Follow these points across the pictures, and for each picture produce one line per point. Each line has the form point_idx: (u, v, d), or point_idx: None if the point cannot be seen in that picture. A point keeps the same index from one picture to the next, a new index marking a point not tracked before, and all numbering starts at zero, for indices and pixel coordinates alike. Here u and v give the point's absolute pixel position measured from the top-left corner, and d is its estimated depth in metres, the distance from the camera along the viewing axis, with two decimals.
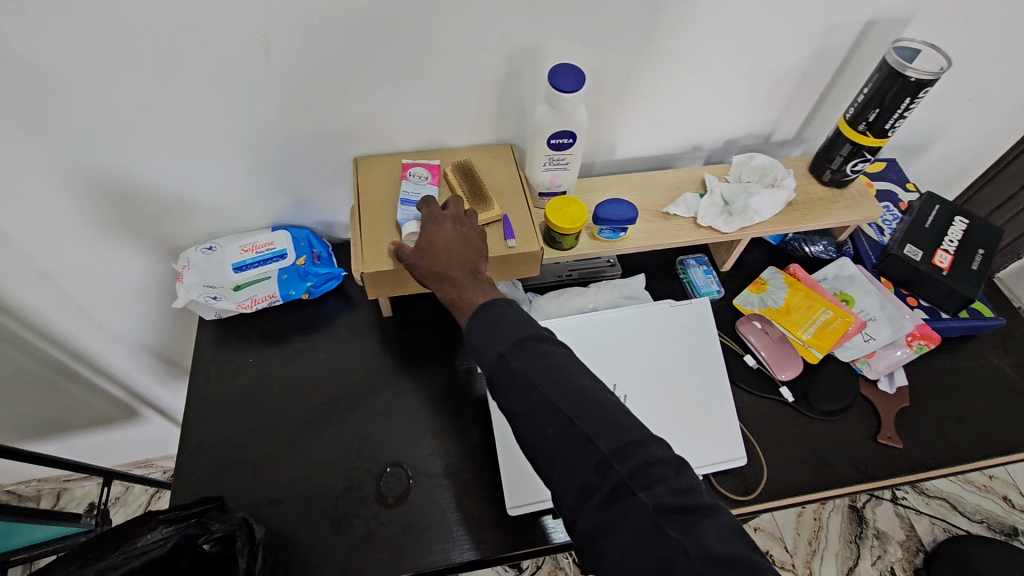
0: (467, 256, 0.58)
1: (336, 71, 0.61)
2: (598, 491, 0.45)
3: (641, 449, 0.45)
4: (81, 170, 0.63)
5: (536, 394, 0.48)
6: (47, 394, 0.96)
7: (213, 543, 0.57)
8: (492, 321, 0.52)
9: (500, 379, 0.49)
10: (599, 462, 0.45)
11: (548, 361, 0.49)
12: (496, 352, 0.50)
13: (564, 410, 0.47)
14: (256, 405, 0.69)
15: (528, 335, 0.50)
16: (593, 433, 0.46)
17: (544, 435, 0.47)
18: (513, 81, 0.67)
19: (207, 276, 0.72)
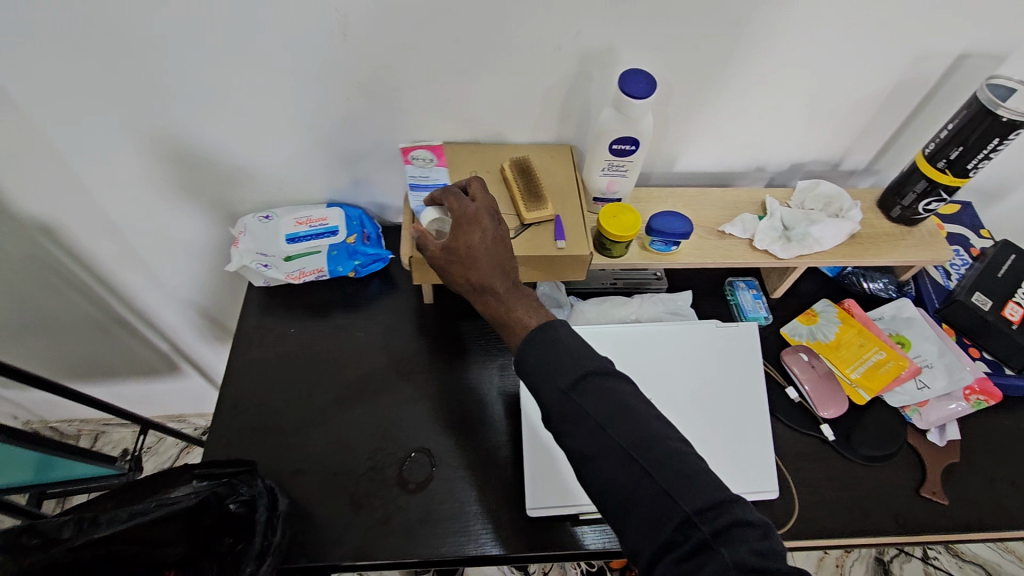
0: (498, 261, 0.56)
1: (408, 56, 0.62)
2: (674, 543, 0.44)
3: (727, 509, 0.44)
4: (156, 129, 0.66)
5: (605, 435, 0.47)
6: (99, 338, 1.01)
7: (238, 504, 0.60)
8: (549, 349, 0.50)
9: (564, 417, 0.48)
10: (680, 521, 0.44)
11: (617, 399, 0.48)
12: (559, 388, 0.49)
13: (639, 461, 0.46)
14: (292, 375, 0.71)
15: (591, 371, 0.49)
16: (676, 492, 0.45)
17: (617, 487, 0.46)
18: (582, 81, 0.67)
19: (261, 244, 0.74)
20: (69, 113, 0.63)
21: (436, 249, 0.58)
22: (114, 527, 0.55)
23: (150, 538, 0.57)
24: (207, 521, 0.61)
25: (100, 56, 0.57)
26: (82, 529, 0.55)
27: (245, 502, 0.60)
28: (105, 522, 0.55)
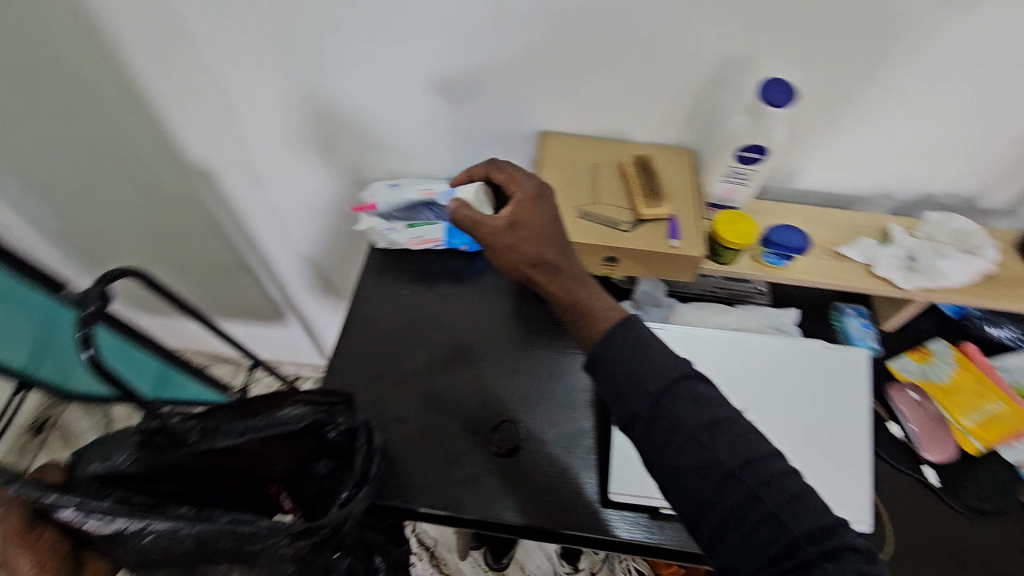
0: (556, 235, 0.61)
1: (550, 47, 0.66)
2: (779, 561, 0.44)
3: (835, 534, 0.44)
4: (315, 91, 0.74)
5: (709, 453, 0.47)
6: (225, 277, 1.13)
7: (337, 433, 0.65)
8: (633, 351, 0.52)
9: (654, 424, 0.50)
10: (789, 544, 0.44)
11: (708, 409, 0.49)
12: (650, 391, 0.50)
13: (745, 482, 0.46)
14: (399, 334, 0.76)
15: (682, 376, 0.50)
16: (787, 517, 0.45)
17: (717, 506, 0.46)
18: (715, 87, 0.67)
19: (387, 208, 0.80)
20: (249, 72, 0.72)
21: (499, 226, 0.61)
22: (230, 440, 0.64)
23: (256, 449, 0.66)
24: (310, 442, 0.67)
25: (283, 18, 0.66)
26: (204, 435, 0.64)
27: (344, 431, 0.65)
28: (222, 433, 0.63)
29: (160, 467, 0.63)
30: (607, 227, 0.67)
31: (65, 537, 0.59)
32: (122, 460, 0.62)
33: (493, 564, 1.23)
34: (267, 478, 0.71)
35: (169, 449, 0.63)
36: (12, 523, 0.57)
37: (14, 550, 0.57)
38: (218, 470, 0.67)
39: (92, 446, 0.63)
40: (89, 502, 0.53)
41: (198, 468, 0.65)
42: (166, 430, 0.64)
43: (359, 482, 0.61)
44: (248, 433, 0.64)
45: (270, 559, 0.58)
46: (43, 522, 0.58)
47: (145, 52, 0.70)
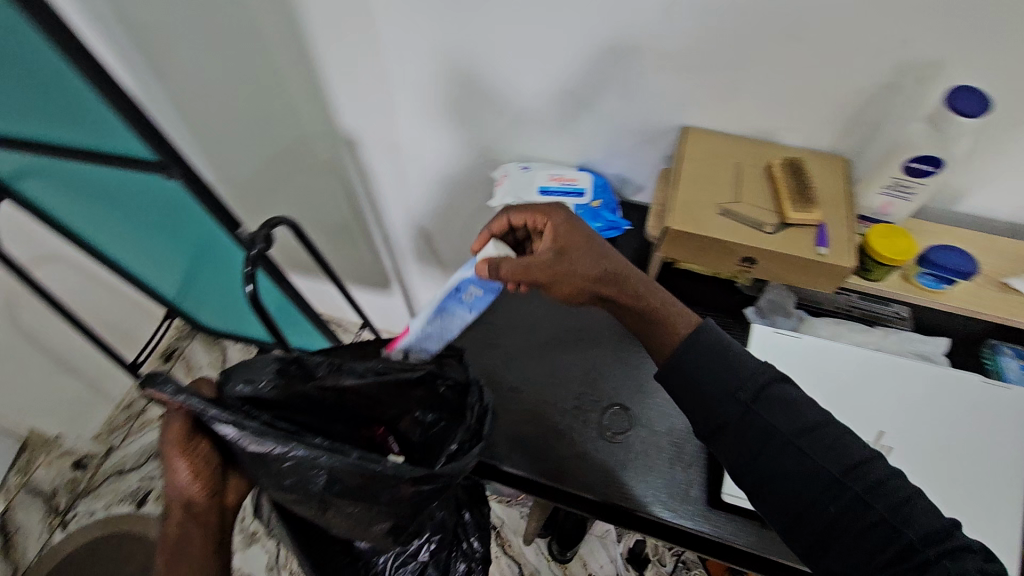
0: (600, 253, 0.60)
1: (716, 39, 0.64)
2: (893, 564, 0.43)
3: (949, 535, 0.43)
4: (470, 69, 0.77)
5: (808, 459, 0.47)
6: (346, 241, 1.21)
7: (447, 387, 0.70)
8: (718, 355, 0.53)
9: (746, 432, 0.50)
10: (901, 548, 0.43)
11: (802, 413, 0.49)
12: (739, 397, 0.50)
13: (854, 488, 0.45)
14: (515, 310, 0.78)
15: (771, 381, 0.51)
16: (900, 521, 0.44)
17: (822, 515, 0.46)
18: (888, 93, 0.63)
19: (516, 188, 0.82)
20: (413, 46, 0.76)
21: (545, 257, 0.60)
22: (356, 378, 0.67)
23: (372, 394, 0.68)
24: (417, 394, 0.70)
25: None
26: (331, 370, 0.67)
27: (456, 384, 0.70)
28: (348, 371, 0.67)
29: (291, 398, 0.65)
30: (751, 227, 0.65)
31: (215, 452, 0.62)
32: (261, 384, 0.63)
33: (557, 554, 1.22)
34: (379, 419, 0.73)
35: (300, 379, 0.65)
36: (177, 427, 0.60)
37: (175, 457, 0.59)
38: (338, 408, 0.69)
39: (236, 367, 0.64)
40: (243, 421, 0.57)
41: (322, 404, 0.67)
42: (298, 361, 0.66)
43: (472, 436, 0.66)
44: (370, 374, 0.67)
45: (389, 500, 0.61)
46: (200, 436, 0.61)
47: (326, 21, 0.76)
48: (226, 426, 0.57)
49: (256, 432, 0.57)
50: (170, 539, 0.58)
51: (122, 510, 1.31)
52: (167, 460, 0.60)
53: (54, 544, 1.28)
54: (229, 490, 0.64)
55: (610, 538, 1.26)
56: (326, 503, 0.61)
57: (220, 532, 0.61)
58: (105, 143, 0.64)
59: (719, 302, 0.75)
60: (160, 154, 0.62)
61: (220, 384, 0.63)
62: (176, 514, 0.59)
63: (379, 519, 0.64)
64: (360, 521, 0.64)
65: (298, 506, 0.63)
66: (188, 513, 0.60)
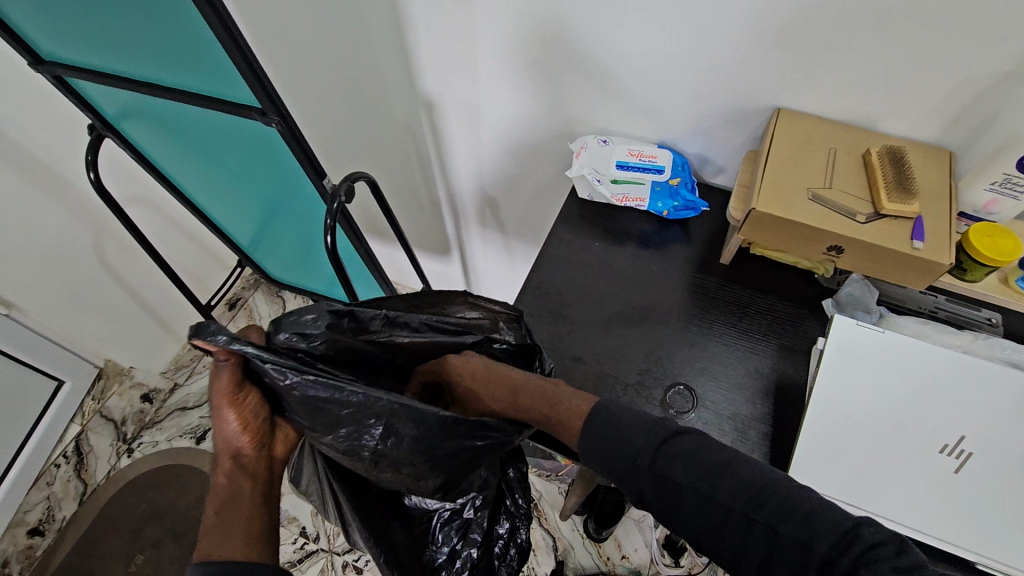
0: (491, 391, 0.61)
1: (821, 16, 0.62)
2: None
3: (857, 537, 0.42)
4: (557, 37, 0.77)
5: (716, 505, 0.46)
6: (412, 203, 1.23)
7: (499, 347, 0.68)
8: (612, 429, 0.52)
9: (661, 496, 0.48)
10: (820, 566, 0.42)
11: (700, 460, 0.48)
12: (640, 467, 0.49)
13: (759, 519, 0.44)
14: (585, 280, 0.78)
15: (663, 441, 0.50)
16: (807, 537, 0.43)
17: (751, 553, 0.44)
18: (1009, 83, 0.60)
19: (595, 161, 0.82)
20: (501, 11, 0.77)
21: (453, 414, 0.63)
22: (410, 334, 0.65)
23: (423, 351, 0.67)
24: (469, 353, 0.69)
25: None
26: (386, 325, 0.64)
27: (509, 346, 0.67)
28: (403, 326, 0.65)
29: (340, 352, 0.62)
30: (842, 214, 0.63)
31: (263, 404, 0.57)
32: (313, 338, 0.58)
33: (593, 533, 1.23)
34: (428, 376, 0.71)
35: (351, 334, 0.62)
36: (224, 378, 0.53)
37: (223, 406, 0.54)
38: (385, 364, 0.67)
39: (281, 318, 0.59)
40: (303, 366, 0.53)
41: (372, 356, 0.65)
42: (353, 314, 0.61)
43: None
44: (426, 327, 0.66)
45: (449, 451, 0.57)
46: (248, 385, 0.56)
47: None
48: (287, 373, 0.52)
49: (320, 381, 0.52)
50: (219, 491, 0.51)
51: (182, 444, 1.40)
52: (214, 410, 0.54)
53: (119, 470, 1.37)
54: (277, 440, 0.59)
55: (647, 523, 1.27)
56: (379, 455, 0.57)
57: (270, 484, 0.56)
58: (212, 86, 0.68)
59: (797, 292, 0.74)
60: (263, 101, 0.65)
61: (268, 334, 0.58)
62: (224, 464, 0.54)
63: (432, 476, 0.60)
64: (413, 475, 0.60)
65: (347, 460, 0.58)
66: (237, 464, 0.54)
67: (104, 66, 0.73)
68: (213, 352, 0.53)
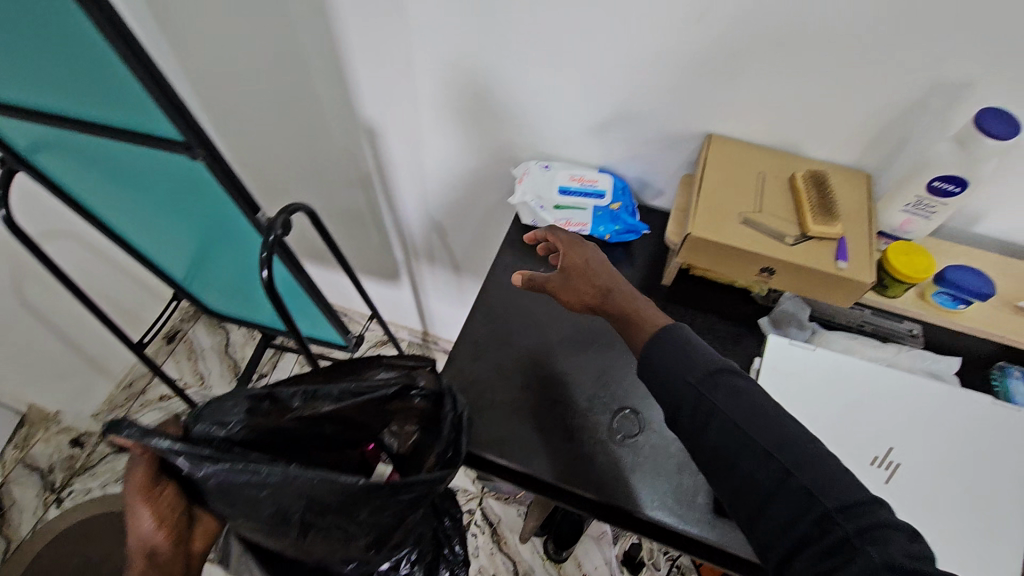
0: (601, 277, 0.66)
1: (744, 48, 0.65)
2: (817, 547, 0.43)
3: (869, 511, 0.43)
4: (494, 66, 0.78)
5: (741, 434, 0.48)
6: (357, 228, 1.21)
7: (421, 398, 0.66)
8: (678, 350, 0.54)
9: (694, 416, 0.51)
10: (820, 517, 0.43)
11: (746, 399, 0.49)
12: (689, 381, 0.51)
13: (779, 460, 0.46)
14: (530, 307, 0.78)
15: (719, 367, 0.52)
16: (818, 491, 0.44)
17: (752, 488, 0.47)
18: (916, 111, 0.64)
19: (537, 187, 0.83)
20: (436, 41, 0.77)
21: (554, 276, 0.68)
22: (333, 405, 0.61)
23: (353, 416, 0.65)
24: (393, 408, 0.67)
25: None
26: (307, 399, 0.61)
27: (428, 394, 0.66)
28: (324, 397, 0.61)
29: (265, 433, 0.60)
30: (771, 237, 0.65)
31: (182, 497, 0.55)
32: (232, 425, 0.58)
33: (553, 553, 1.23)
34: (361, 439, 0.70)
35: (274, 415, 0.60)
36: (139, 474, 0.52)
37: (137, 504, 0.52)
38: (314, 436, 0.65)
39: (204, 407, 0.59)
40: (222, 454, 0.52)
41: (297, 433, 0.63)
42: (271, 395, 0.60)
43: (451, 451, 0.64)
44: (346, 397, 0.62)
45: (378, 506, 0.56)
46: (167, 478, 0.54)
47: (352, 12, 0.76)
48: (202, 464, 0.51)
49: (243, 468, 0.51)
50: None
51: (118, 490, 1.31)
52: (128, 510, 0.52)
53: (48, 522, 1.27)
54: (197, 534, 0.56)
55: (606, 539, 1.27)
56: (306, 527, 0.55)
57: None
58: (130, 119, 0.64)
59: (736, 312, 0.76)
60: (187, 135, 0.62)
61: (186, 428, 0.58)
62: (137, 564, 0.51)
63: (361, 534, 0.58)
64: (343, 536, 0.57)
65: (270, 539, 0.56)
66: (151, 564, 0.51)
67: (10, 97, 0.69)
68: (127, 447, 0.52)
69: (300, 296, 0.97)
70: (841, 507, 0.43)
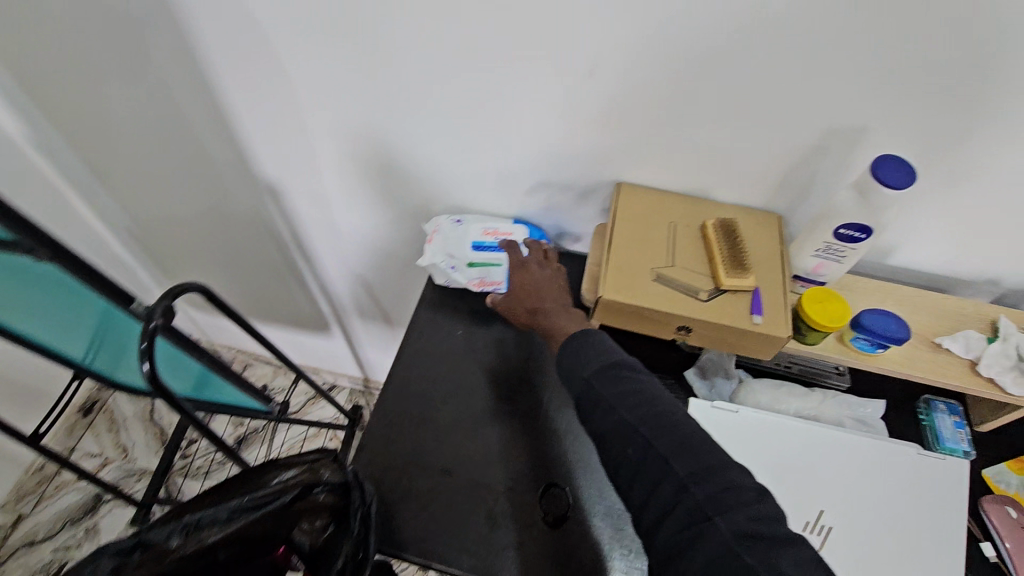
0: (537, 296, 0.68)
1: (641, 101, 0.62)
2: (674, 519, 0.44)
3: (720, 477, 0.44)
4: (390, 127, 0.73)
5: (615, 415, 0.49)
6: (278, 285, 1.14)
7: (325, 493, 0.63)
8: (574, 346, 0.55)
9: (581, 404, 0.52)
10: (675, 485, 0.45)
11: (627, 384, 0.51)
12: (581, 375, 0.52)
13: (642, 432, 0.47)
14: (450, 379, 0.73)
15: (611, 361, 0.53)
16: (673, 461, 0.46)
17: (621, 466, 0.48)
18: (818, 155, 0.62)
19: (448, 245, 0.78)
20: (325, 105, 0.72)
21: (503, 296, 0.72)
22: (222, 529, 0.57)
23: (250, 534, 0.60)
24: (295, 510, 0.63)
25: (368, 58, 0.65)
26: (189, 532, 0.56)
27: (333, 487, 0.63)
28: (209, 524, 0.56)
29: None
30: (684, 293, 0.62)
31: None
32: None
33: None
34: (266, 547, 0.64)
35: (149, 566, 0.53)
36: None
37: None
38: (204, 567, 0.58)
39: None
40: None
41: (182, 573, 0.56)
42: (145, 541, 0.54)
43: (362, 548, 0.61)
44: (238, 514, 0.58)
45: None
46: None
47: (231, 75, 0.70)
48: None
49: None
50: None
51: None
52: None
53: None
54: None
55: None
56: None
57: None
58: None
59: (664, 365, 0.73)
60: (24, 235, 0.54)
61: None
62: None
63: None
64: None
65: None
66: None
67: None
68: None
69: (222, 382, 0.91)
70: (692, 473, 0.45)
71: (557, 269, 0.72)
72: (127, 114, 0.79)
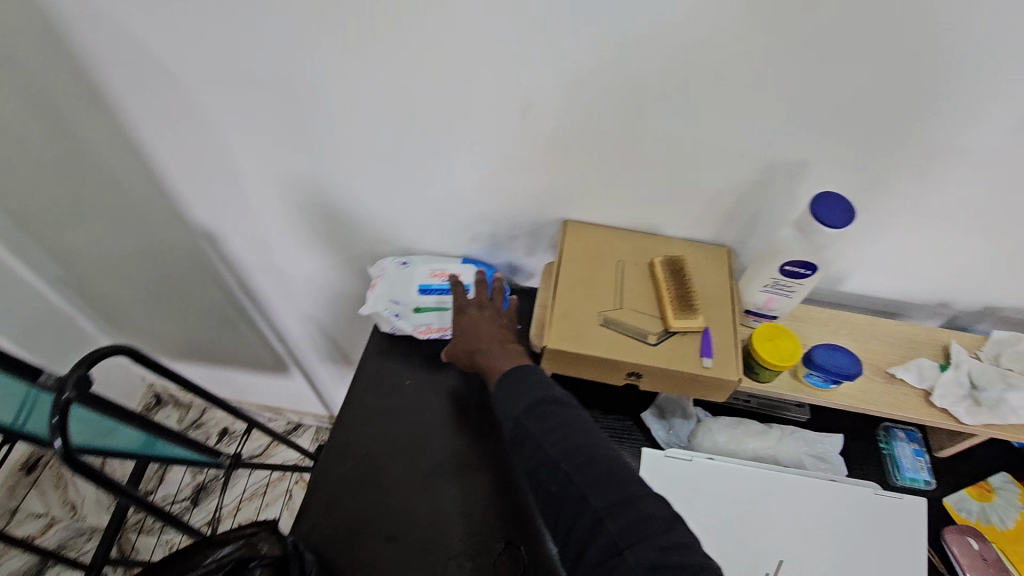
0: (475, 338, 0.66)
1: (579, 141, 0.60)
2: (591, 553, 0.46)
3: (632, 507, 0.46)
4: (325, 172, 0.70)
5: (540, 451, 0.51)
6: (228, 329, 1.09)
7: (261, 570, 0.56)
8: (508, 381, 0.57)
9: (514, 441, 0.54)
10: (591, 518, 0.46)
11: (553, 419, 0.52)
12: (512, 413, 0.54)
13: (561, 467, 0.49)
14: (400, 433, 0.69)
15: (542, 397, 0.54)
16: (589, 495, 0.47)
17: (546, 499, 0.50)
18: (761, 189, 0.61)
19: (393, 290, 0.75)
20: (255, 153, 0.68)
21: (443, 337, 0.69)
22: None
23: None
24: None
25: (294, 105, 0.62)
26: None
27: (271, 562, 0.57)
28: None
29: None
30: (633, 337, 0.59)
31: None
32: None
33: None
34: None
35: None
36: None
37: None
38: None
39: None
40: None
41: None
42: None
43: None
44: None
45: None
46: None
47: (151, 125, 0.66)
48: None
49: None
50: None
51: None
52: None
53: None
54: None
55: None
56: None
57: None
58: None
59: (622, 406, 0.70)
60: None
61: None
62: None
63: None
64: None
65: None
66: None
67: None
68: None
69: (167, 445, 0.84)
70: (608, 505, 0.46)
71: (495, 308, 0.69)
72: (45, 166, 0.74)
